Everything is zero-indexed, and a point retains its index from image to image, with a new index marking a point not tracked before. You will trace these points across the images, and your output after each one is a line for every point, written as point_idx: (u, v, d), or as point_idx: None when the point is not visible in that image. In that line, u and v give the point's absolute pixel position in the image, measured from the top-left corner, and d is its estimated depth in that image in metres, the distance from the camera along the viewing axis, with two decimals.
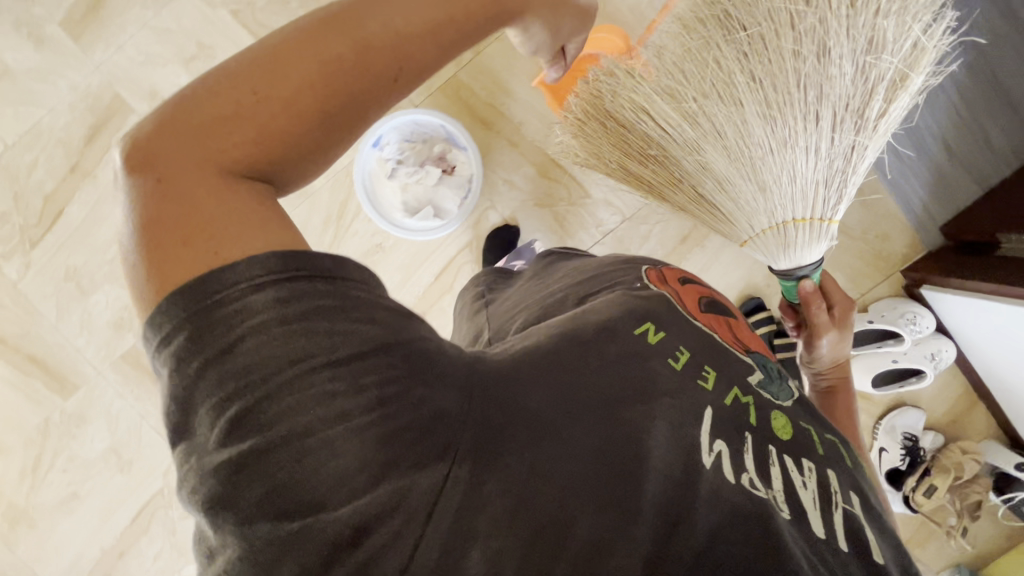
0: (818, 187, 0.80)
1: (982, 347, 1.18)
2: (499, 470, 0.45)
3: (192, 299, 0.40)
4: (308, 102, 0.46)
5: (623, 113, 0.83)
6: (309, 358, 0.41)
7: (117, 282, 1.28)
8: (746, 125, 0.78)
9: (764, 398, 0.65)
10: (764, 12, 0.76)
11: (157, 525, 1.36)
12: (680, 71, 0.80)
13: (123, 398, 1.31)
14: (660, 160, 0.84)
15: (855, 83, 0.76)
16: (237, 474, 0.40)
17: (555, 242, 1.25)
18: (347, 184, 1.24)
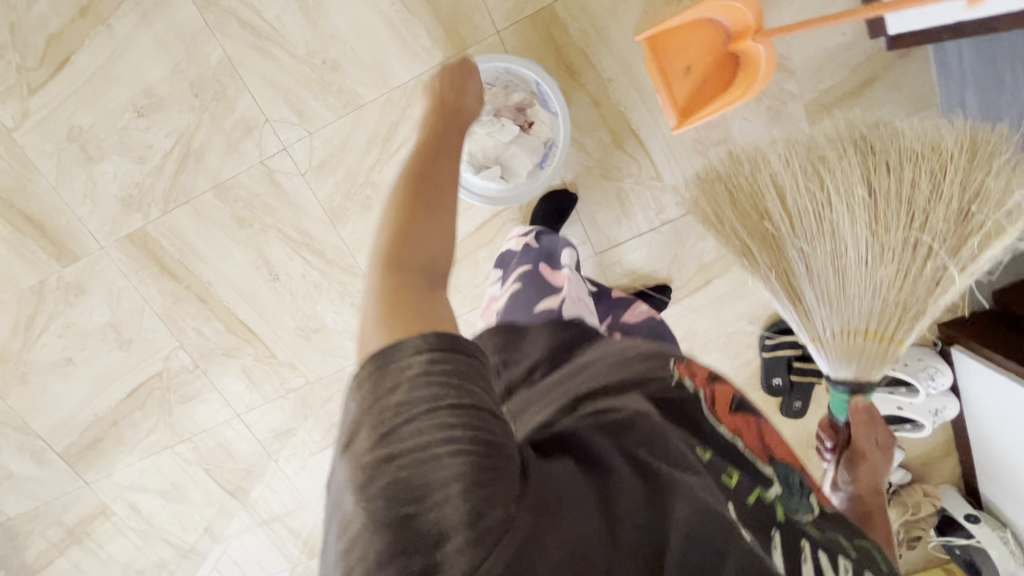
0: (893, 302, 0.78)
1: (984, 411, 1.22)
2: (557, 523, 0.43)
3: (375, 356, 0.46)
4: (446, 206, 0.61)
5: (749, 185, 0.81)
6: (447, 396, 0.44)
7: (127, 156, 1.15)
8: (851, 234, 0.77)
9: (796, 505, 0.55)
10: (897, 150, 0.76)
11: (154, 402, 1.39)
12: (829, 170, 0.77)
13: (127, 279, 1.25)
14: (768, 240, 0.81)
15: (953, 222, 0.74)
16: (369, 476, 0.42)
17: (611, 219, 1.17)
18: (401, 104, 1.09)
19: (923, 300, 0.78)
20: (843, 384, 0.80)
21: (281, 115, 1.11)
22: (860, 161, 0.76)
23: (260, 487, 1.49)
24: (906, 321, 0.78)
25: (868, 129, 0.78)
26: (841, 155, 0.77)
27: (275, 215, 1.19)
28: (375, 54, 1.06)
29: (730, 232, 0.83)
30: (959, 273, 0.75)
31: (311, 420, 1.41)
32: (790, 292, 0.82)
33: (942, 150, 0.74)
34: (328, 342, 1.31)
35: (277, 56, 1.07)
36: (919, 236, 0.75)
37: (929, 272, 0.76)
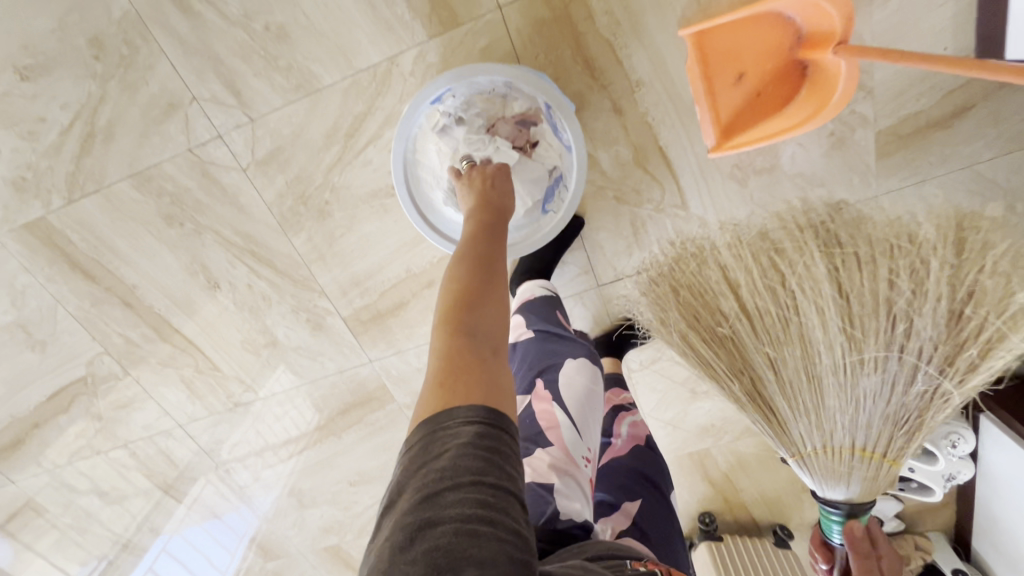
0: (886, 424, 0.60)
1: (1001, 482, 1.12)
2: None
3: (427, 421, 0.45)
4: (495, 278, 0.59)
5: (698, 279, 0.67)
6: (493, 473, 0.41)
7: (13, 129, 0.89)
8: (821, 339, 0.60)
9: None
10: (866, 240, 0.58)
11: (79, 407, 1.21)
12: (787, 268, 0.61)
13: (31, 275, 1.03)
14: (728, 344, 0.65)
15: (943, 327, 0.55)
16: (406, 540, 0.38)
17: (621, 250, 0.97)
18: (368, 91, 0.84)
19: (911, 412, 0.59)
20: (833, 509, 0.62)
21: (213, 93, 0.86)
22: (825, 253, 0.59)
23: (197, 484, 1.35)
24: (895, 433, 0.60)
25: (830, 215, 0.62)
26: (803, 249, 0.61)
27: (210, 214, 0.96)
28: (335, 23, 0.80)
29: (680, 336, 0.68)
30: (955, 388, 0.57)
31: (263, 434, 1.25)
32: (762, 408, 0.65)
33: (919, 240, 0.57)
34: (280, 358, 1.13)
35: (203, 14, 0.80)
36: (902, 343, 0.57)
37: (916, 383, 0.58)
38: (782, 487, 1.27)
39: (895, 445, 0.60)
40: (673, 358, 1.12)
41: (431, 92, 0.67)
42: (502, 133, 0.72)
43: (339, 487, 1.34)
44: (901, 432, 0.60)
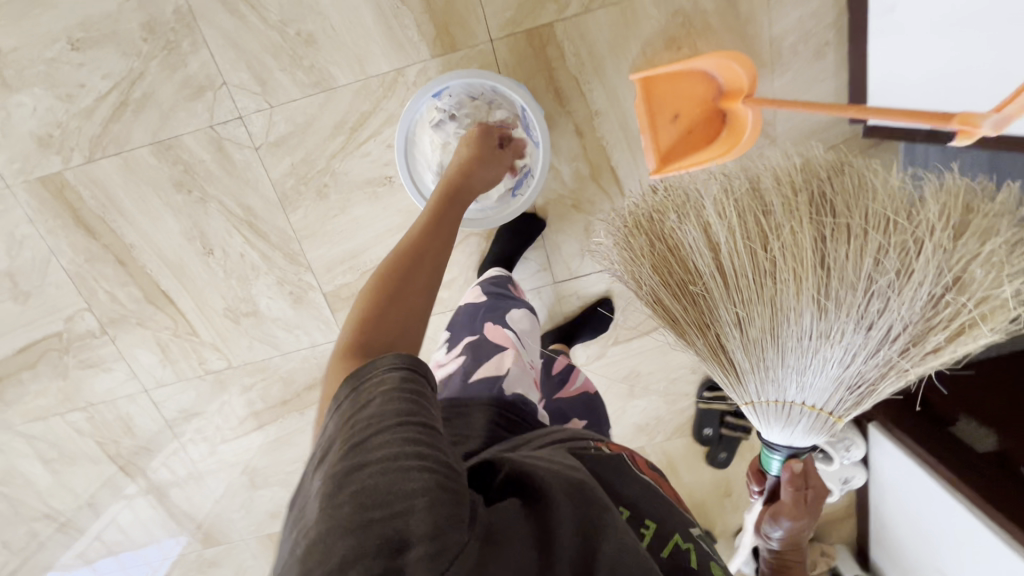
0: (834, 386, 0.65)
1: (887, 487, 1.30)
2: (505, 553, 0.45)
3: (353, 382, 0.50)
4: (425, 268, 0.66)
5: (678, 237, 0.71)
6: (413, 416, 0.47)
7: (52, 90, 1.01)
8: (791, 303, 0.65)
9: (705, 549, 0.60)
10: (863, 212, 0.61)
11: (46, 364, 1.25)
12: (771, 230, 0.65)
13: (33, 226, 1.11)
14: (698, 300, 0.70)
15: (915, 310, 0.59)
16: (337, 485, 0.42)
17: (575, 252, 1.15)
18: (375, 94, 1.01)
19: (865, 383, 0.64)
20: (776, 450, 0.72)
21: (241, 80, 1.00)
22: (812, 224, 0.63)
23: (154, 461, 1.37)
24: (846, 396, 0.65)
25: (830, 176, 0.64)
26: (792, 212, 0.64)
27: (218, 185, 1.08)
28: (356, 37, 0.97)
29: (657, 293, 0.74)
30: (909, 362, 0.61)
31: (227, 406, 1.31)
32: (719, 354, 0.72)
33: (915, 215, 0.58)
34: (257, 328, 1.22)
35: (246, 16, 0.96)
36: (871, 318, 0.62)
37: (875, 356, 0.63)
38: (707, 490, 1.40)
39: (843, 405, 0.66)
40: (616, 356, 1.27)
41: (434, 88, 0.86)
42: None
43: (294, 467, 1.39)
44: (851, 395, 0.65)
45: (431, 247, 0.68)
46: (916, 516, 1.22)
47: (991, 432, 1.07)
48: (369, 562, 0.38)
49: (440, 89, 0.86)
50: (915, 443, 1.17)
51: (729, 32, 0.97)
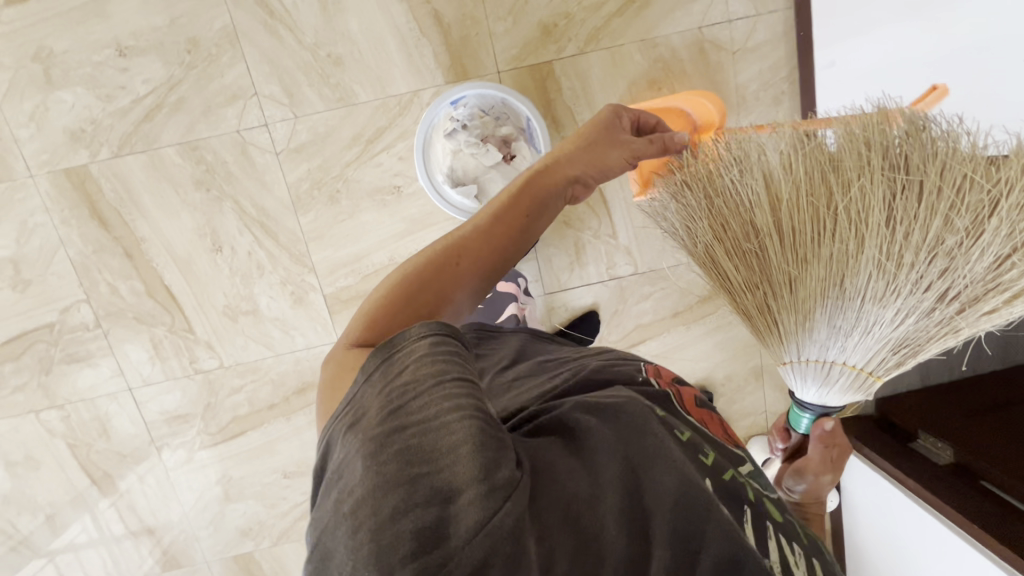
0: (885, 347, 0.64)
1: (860, 510, 1.35)
2: (553, 487, 0.43)
3: (383, 346, 0.43)
4: (478, 260, 0.54)
5: (730, 189, 0.67)
6: (450, 371, 0.40)
7: (93, 91, 1.11)
8: (854, 263, 0.62)
9: (755, 487, 0.60)
10: (939, 167, 0.57)
11: (32, 356, 1.24)
12: (834, 181, 0.61)
13: (48, 215, 1.16)
14: (749, 258, 0.68)
15: (982, 274, 0.58)
16: (376, 447, 0.37)
17: (565, 265, 1.24)
18: (392, 111, 1.13)
19: (913, 345, 0.64)
20: (807, 409, 0.71)
21: (272, 92, 1.12)
22: (884, 180, 0.59)
23: (130, 477, 1.33)
24: (889, 356, 0.64)
25: (905, 129, 0.60)
26: (864, 167, 0.60)
27: (236, 185, 1.16)
28: (380, 61, 1.11)
29: (706, 252, 0.73)
30: (964, 318, 0.60)
31: (212, 409, 1.30)
32: (766, 315, 0.70)
33: (1004, 171, 0.55)
34: (255, 327, 1.25)
35: (283, 37, 1.09)
36: (933, 279, 0.59)
37: (930, 316, 0.61)
38: None
39: (884, 365, 0.65)
40: None
41: (451, 97, 0.99)
42: (492, 143, 1.01)
43: (272, 479, 1.35)
44: (896, 355, 0.64)
45: (483, 250, 0.55)
46: (887, 537, 1.25)
47: (948, 445, 1.14)
48: (419, 515, 0.34)
49: (457, 99, 0.99)
50: (883, 459, 1.24)
51: (701, 78, 1.14)
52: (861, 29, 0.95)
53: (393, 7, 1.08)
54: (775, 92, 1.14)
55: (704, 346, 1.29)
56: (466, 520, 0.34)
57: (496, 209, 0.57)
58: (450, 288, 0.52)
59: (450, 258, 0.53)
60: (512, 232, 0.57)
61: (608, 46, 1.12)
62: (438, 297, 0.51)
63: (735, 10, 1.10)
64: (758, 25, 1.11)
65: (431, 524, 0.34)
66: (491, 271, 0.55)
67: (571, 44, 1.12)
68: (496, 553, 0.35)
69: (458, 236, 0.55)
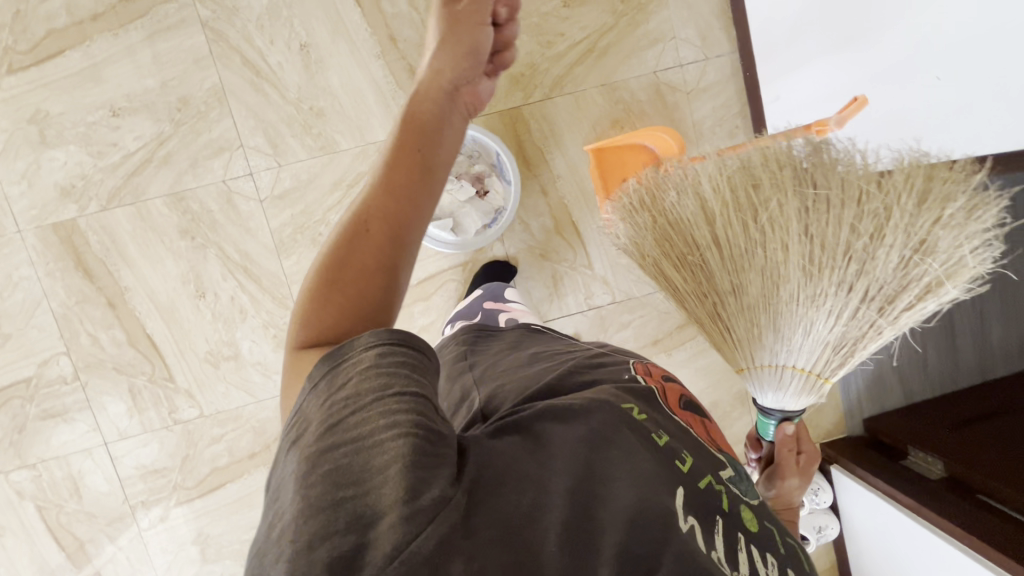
0: (826, 349, 0.66)
1: (860, 537, 1.29)
2: (494, 501, 0.41)
3: (329, 354, 0.43)
4: (382, 220, 0.49)
5: (672, 209, 0.73)
6: (392, 386, 0.40)
7: (86, 148, 1.16)
8: (785, 272, 0.65)
9: (733, 491, 0.57)
10: (839, 182, 0.61)
11: (5, 413, 1.21)
12: (762, 209, 0.65)
13: (33, 268, 1.18)
14: (696, 271, 0.71)
15: (893, 273, 0.61)
16: (309, 465, 0.37)
17: (544, 297, 1.27)
18: (372, 157, 1.20)
19: (851, 346, 0.66)
20: (769, 415, 0.73)
21: (257, 143, 1.18)
22: (796, 194, 0.63)
23: (106, 550, 1.26)
24: (832, 356, 0.66)
25: (812, 154, 0.65)
26: (778, 182, 0.64)
27: (221, 233, 1.20)
28: (359, 112, 1.19)
29: (654, 266, 0.77)
30: (884, 317, 0.63)
31: (190, 461, 1.26)
32: (716, 322, 0.73)
33: (887, 185, 0.59)
34: (236, 372, 1.24)
35: (269, 94, 1.17)
36: (853, 281, 0.63)
37: (859, 316, 0.64)
38: None
39: (830, 367, 0.67)
40: None
41: None
42: (466, 179, 1.15)
43: (250, 536, 1.29)
44: (839, 355, 0.66)
45: (388, 204, 0.49)
46: (891, 564, 1.20)
47: (938, 459, 1.13)
48: (337, 542, 0.34)
49: None
50: (878, 480, 1.20)
51: (660, 116, 1.22)
52: (801, 62, 1.06)
53: (371, 63, 1.17)
54: (730, 127, 1.23)
55: (686, 371, 1.30)
56: (383, 547, 0.34)
57: (387, 159, 0.52)
58: (373, 257, 0.48)
59: (361, 229, 0.49)
60: (412, 178, 0.51)
61: (572, 90, 1.21)
62: (367, 269, 0.48)
63: (685, 56, 1.21)
64: (708, 68, 1.21)
65: (348, 552, 0.34)
66: (413, 216, 0.50)
67: (538, 91, 1.20)
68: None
69: (360, 204, 0.50)
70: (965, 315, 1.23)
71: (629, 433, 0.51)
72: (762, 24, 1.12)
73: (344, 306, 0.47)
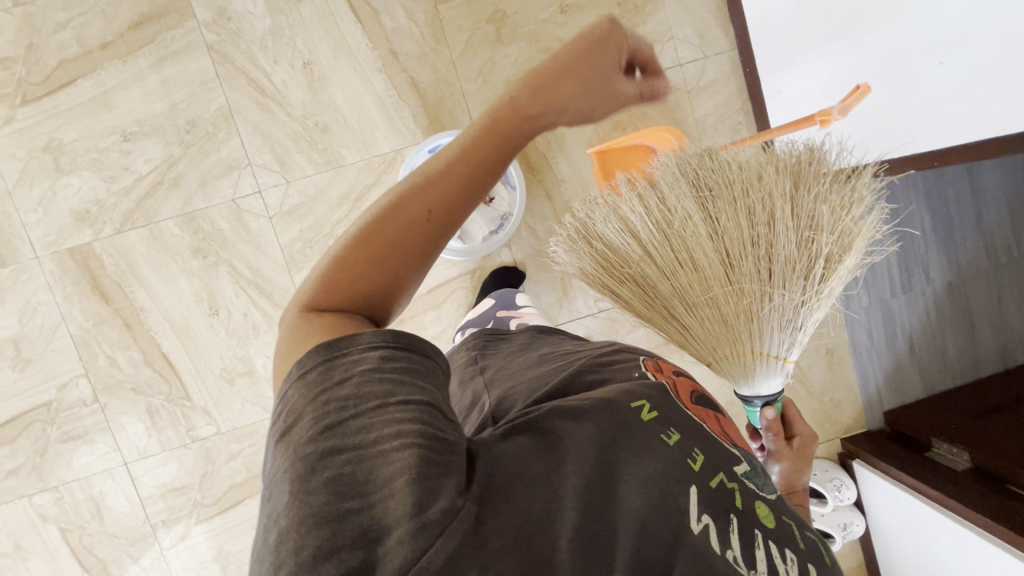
0: (773, 330, 0.76)
1: (888, 533, 1.26)
2: (506, 509, 0.42)
3: (325, 346, 0.42)
4: (442, 205, 0.51)
5: (604, 234, 0.81)
6: (397, 393, 0.40)
7: (99, 173, 1.19)
8: (717, 271, 0.74)
9: (747, 487, 0.55)
10: (726, 182, 0.74)
11: (27, 438, 1.23)
12: (677, 223, 0.75)
13: (51, 292, 1.20)
14: (644, 284, 0.80)
15: (799, 250, 0.72)
16: (309, 470, 0.37)
17: (554, 301, 1.27)
18: (377, 169, 1.21)
19: (789, 323, 0.76)
20: (750, 402, 0.80)
21: (264, 161, 1.20)
22: (697, 202, 0.74)
23: (130, 571, 1.27)
24: (780, 335, 0.76)
25: (694, 163, 0.77)
26: (680, 196, 0.75)
27: (232, 250, 1.21)
28: (363, 125, 1.20)
29: (604, 287, 0.84)
30: (806, 291, 0.74)
31: (209, 478, 1.27)
32: (668, 324, 0.81)
33: (765, 180, 0.72)
34: (252, 389, 1.25)
35: (275, 112, 1.19)
36: (769, 267, 0.73)
37: (786, 296, 0.74)
38: None
39: (780, 344, 0.77)
40: None
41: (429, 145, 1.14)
42: None
43: None
44: (781, 334, 0.76)
45: (451, 191, 0.51)
46: (920, 560, 1.17)
47: (964, 450, 1.10)
48: (344, 557, 0.35)
49: (435, 148, 1.15)
50: (902, 473, 1.17)
51: (662, 115, 1.23)
52: (800, 57, 1.05)
53: (373, 77, 1.19)
54: (732, 123, 1.22)
55: (701, 370, 1.29)
56: (392, 563, 0.35)
57: (462, 149, 0.52)
58: (420, 242, 0.51)
59: (420, 212, 0.51)
60: (484, 178, 0.53)
61: None
62: (412, 251, 0.51)
63: (684, 55, 1.21)
64: (708, 66, 1.22)
65: (356, 567, 0.35)
66: (465, 216, 0.53)
67: None
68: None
69: (423, 181, 0.51)
70: (980, 299, 1.26)
71: (639, 433, 0.51)
72: (759, 20, 1.12)
73: (381, 275, 0.50)
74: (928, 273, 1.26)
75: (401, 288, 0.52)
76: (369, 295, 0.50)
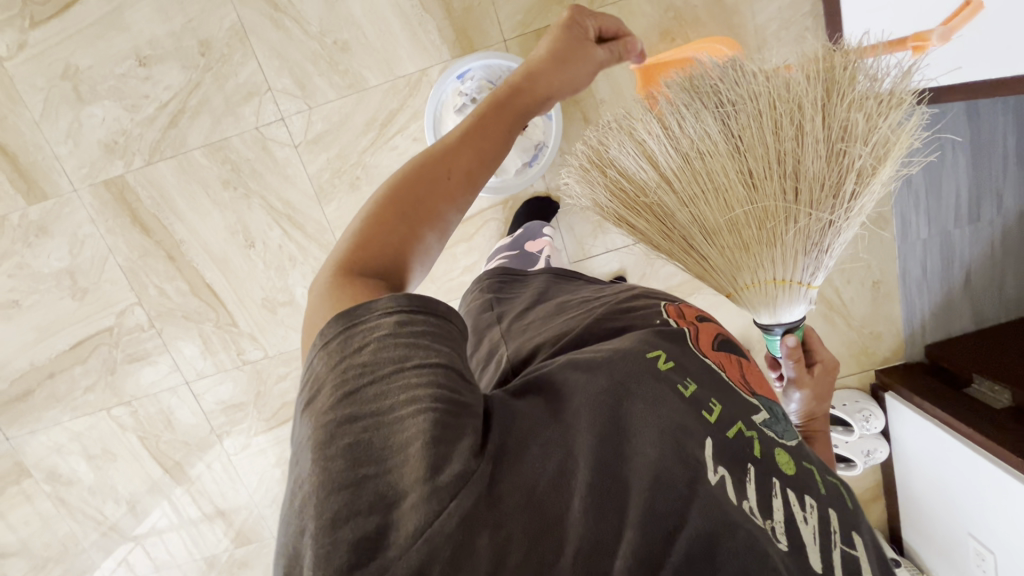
0: (800, 254, 0.72)
1: (912, 459, 1.29)
2: (520, 468, 0.43)
3: (343, 314, 0.43)
4: (462, 165, 0.53)
5: (620, 162, 0.76)
6: (413, 358, 0.41)
7: (120, 102, 1.16)
8: (743, 194, 0.70)
9: (767, 435, 0.56)
10: (749, 94, 0.68)
11: (96, 358, 1.34)
12: (699, 144, 0.69)
13: (95, 225, 1.23)
14: (659, 214, 0.75)
15: (828, 166, 0.67)
16: (327, 437, 0.38)
17: (588, 232, 1.23)
18: (402, 92, 1.14)
19: (815, 247, 0.72)
20: (772, 331, 0.78)
21: (284, 85, 1.14)
22: (718, 123, 0.69)
23: (202, 471, 1.43)
24: (807, 262, 0.73)
25: (718, 74, 0.71)
26: (699, 114, 0.69)
27: (262, 182, 1.20)
28: (385, 43, 1.11)
29: (620, 222, 0.80)
30: (840, 214, 0.70)
31: (263, 396, 1.37)
32: (689, 254, 0.78)
33: (794, 90, 0.67)
34: (294, 316, 1.30)
35: (290, 30, 1.10)
36: (795, 185, 0.69)
37: (818, 221, 0.70)
38: None
39: (808, 271, 0.74)
40: None
41: (455, 70, 1.06)
42: None
43: None
44: (810, 261, 0.73)
45: (469, 153, 0.54)
46: (942, 486, 1.20)
47: (1007, 388, 1.10)
48: (361, 522, 0.36)
49: (462, 74, 1.06)
50: (933, 408, 1.17)
51: (716, 22, 1.08)
52: None
53: None
54: (799, 32, 1.07)
55: None
56: (407, 526, 0.36)
57: (475, 120, 0.56)
58: (443, 202, 0.52)
59: (443, 172, 0.52)
60: (499, 142, 0.57)
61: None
62: (438, 210, 0.51)
63: None
64: None
65: (373, 531, 0.36)
66: (481, 184, 0.55)
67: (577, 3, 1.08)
68: (437, 558, 0.36)
69: (443, 149, 0.54)
70: None
71: (653, 386, 0.51)
72: None
73: (405, 240, 0.50)
74: (1001, 202, 1.17)
75: (420, 256, 0.51)
76: (395, 254, 0.49)
